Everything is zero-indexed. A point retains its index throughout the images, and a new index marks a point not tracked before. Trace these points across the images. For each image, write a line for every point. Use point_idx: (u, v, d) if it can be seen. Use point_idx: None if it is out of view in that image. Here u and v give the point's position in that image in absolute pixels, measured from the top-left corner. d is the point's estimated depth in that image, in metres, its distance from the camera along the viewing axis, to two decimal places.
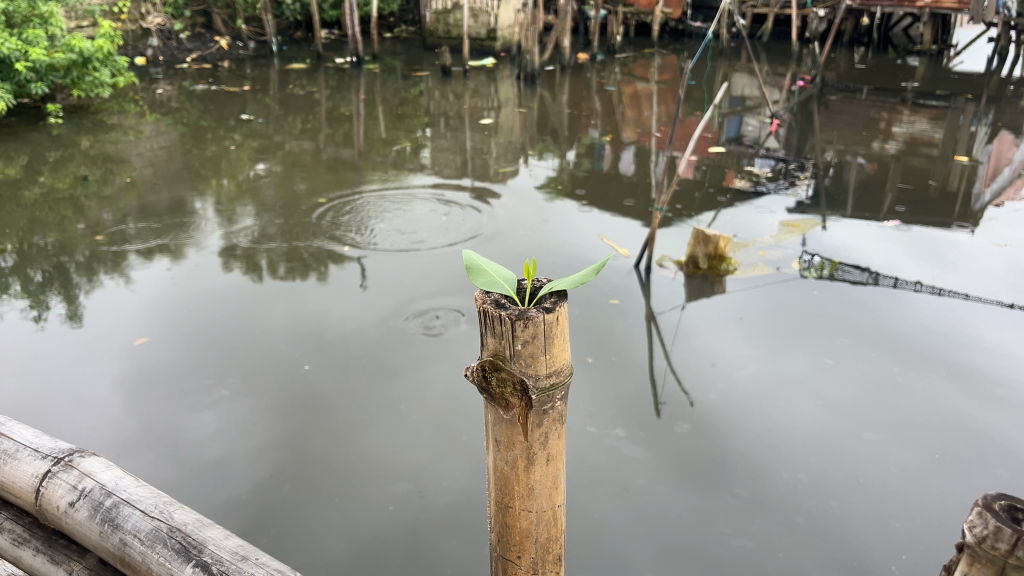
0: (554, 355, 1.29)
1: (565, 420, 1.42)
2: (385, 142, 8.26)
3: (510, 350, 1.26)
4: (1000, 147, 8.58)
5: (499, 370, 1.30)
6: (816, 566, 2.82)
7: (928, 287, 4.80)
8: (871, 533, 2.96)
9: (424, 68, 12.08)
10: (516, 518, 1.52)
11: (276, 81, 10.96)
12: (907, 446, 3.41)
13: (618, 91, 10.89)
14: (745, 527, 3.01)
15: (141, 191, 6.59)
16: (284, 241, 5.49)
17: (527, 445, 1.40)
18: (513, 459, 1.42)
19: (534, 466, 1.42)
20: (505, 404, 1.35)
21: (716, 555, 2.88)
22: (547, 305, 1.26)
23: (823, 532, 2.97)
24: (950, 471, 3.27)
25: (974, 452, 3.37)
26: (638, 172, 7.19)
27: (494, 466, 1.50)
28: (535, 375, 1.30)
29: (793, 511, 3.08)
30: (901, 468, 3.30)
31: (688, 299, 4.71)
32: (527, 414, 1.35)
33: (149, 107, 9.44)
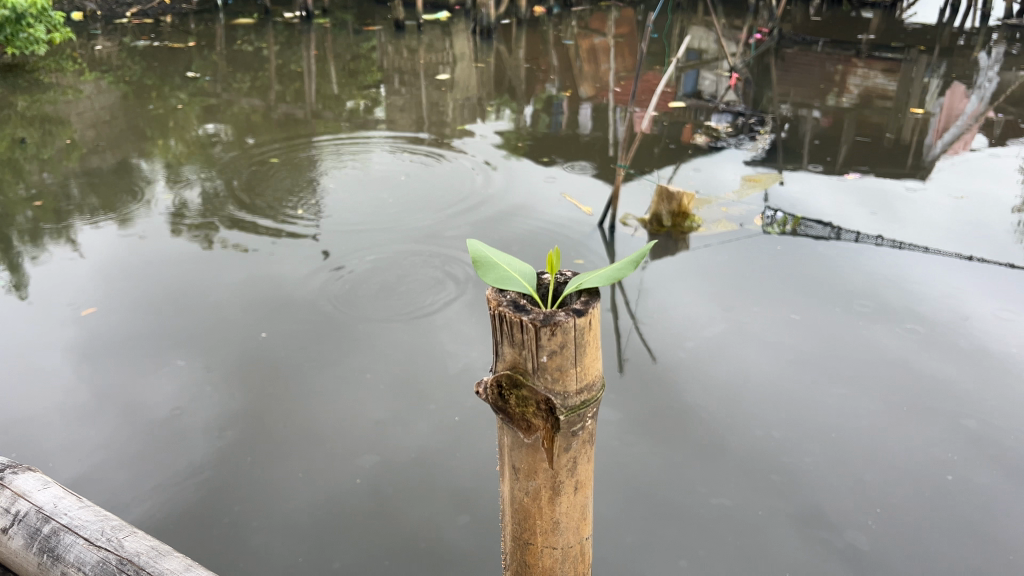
0: (585, 368, 1.08)
1: (595, 442, 1.21)
2: (337, 99, 7.94)
3: (533, 362, 1.06)
4: (952, 98, 8.55)
5: (521, 386, 1.10)
6: (795, 525, 2.73)
7: (888, 240, 4.62)
8: (848, 489, 2.87)
9: (376, 23, 11.67)
10: (538, 555, 1.32)
11: (222, 37, 10.48)
12: (878, 399, 3.29)
13: (575, 44, 10.63)
14: (722, 485, 2.90)
15: (83, 152, 6.24)
16: (237, 204, 5.22)
17: (552, 473, 1.19)
18: (536, 489, 1.21)
19: (560, 497, 1.23)
20: (526, 426, 1.14)
21: (692, 517, 2.77)
22: (578, 306, 1.05)
23: (801, 489, 2.87)
24: (922, 421, 3.17)
25: (943, 401, 3.27)
26: (597, 128, 7.00)
27: (511, 498, 1.29)
28: (563, 392, 1.09)
29: (768, 468, 2.97)
30: (873, 420, 3.18)
31: (652, 256, 4.54)
32: (553, 437, 1.14)
33: (89, 65, 8.97)
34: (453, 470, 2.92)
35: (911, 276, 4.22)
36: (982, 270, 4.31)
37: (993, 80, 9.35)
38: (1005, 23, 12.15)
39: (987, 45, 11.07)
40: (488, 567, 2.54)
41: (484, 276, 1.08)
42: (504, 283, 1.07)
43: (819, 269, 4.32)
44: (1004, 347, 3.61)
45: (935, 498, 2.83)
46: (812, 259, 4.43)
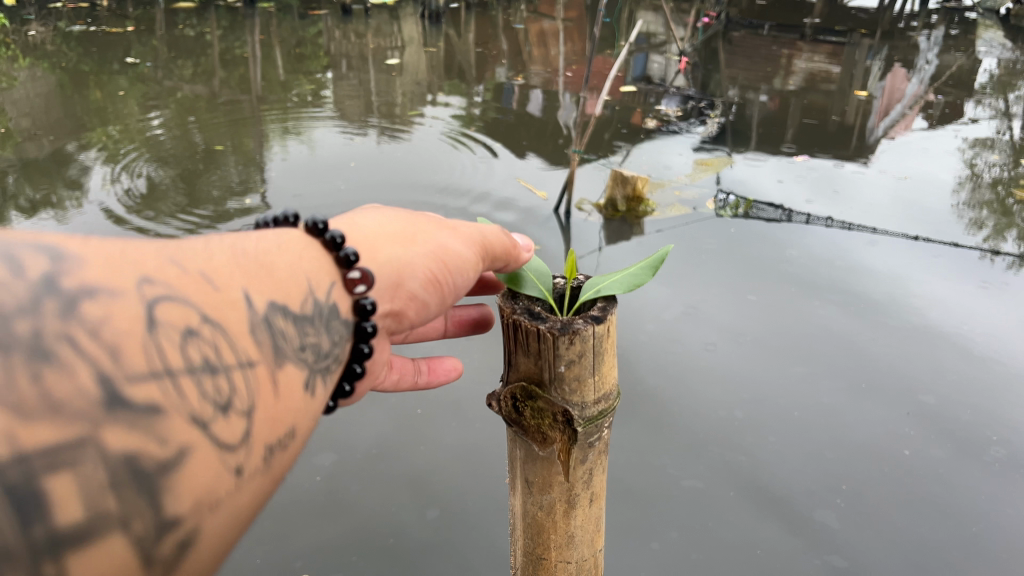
0: (599, 379, 1.31)
1: (606, 457, 1.42)
2: (283, 84, 7.77)
3: (552, 373, 1.28)
4: (894, 81, 8.69)
5: (539, 399, 1.32)
6: (764, 507, 2.74)
7: (838, 222, 4.64)
8: (815, 469, 2.89)
9: (321, 7, 11.43)
10: (552, 568, 1.51)
11: (162, 21, 10.17)
12: (836, 378, 3.32)
13: (524, 29, 10.55)
14: (691, 467, 2.90)
15: (18, 141, 6.01)
16: (182, 194, 5.08)
17: (567, 486, 1.40)
18: (552, 501, 1.41)
19: (576, 509, 1.43)
20: (543, 438, 1.35)
21: (660, 499, 2.78)
22: (596, 315, 1.28)
23: (767, 471, 2.88)
24: (880, 398, 3.21)
25: (900, 379, 3.31)
26: (548, 112, 6.96)
27: (523, 513, 1.50)
28: (581, 402, 1.31)
29: (734, 450, 2.98)
30: (832, 399, 3.21)
31: (608, 240, 4.52)
32: (569, 449, 1.35)
33: (21, 51, 8.64)
34: (416, 462, 2.88)
35: (860, 259, 4.25)
36: (927, 251, 4.38)
37: (932, 63, 9.53)
38: (943, 8, 12.42)
39: (927, 28, 11.29)
40: (460, 561, 2.52)
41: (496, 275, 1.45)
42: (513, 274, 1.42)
43: (771, 251, 4.34)
44: (954, 325, 3.68)
45: (896, 475, 2.87)
46: (764, 241, 4.45)
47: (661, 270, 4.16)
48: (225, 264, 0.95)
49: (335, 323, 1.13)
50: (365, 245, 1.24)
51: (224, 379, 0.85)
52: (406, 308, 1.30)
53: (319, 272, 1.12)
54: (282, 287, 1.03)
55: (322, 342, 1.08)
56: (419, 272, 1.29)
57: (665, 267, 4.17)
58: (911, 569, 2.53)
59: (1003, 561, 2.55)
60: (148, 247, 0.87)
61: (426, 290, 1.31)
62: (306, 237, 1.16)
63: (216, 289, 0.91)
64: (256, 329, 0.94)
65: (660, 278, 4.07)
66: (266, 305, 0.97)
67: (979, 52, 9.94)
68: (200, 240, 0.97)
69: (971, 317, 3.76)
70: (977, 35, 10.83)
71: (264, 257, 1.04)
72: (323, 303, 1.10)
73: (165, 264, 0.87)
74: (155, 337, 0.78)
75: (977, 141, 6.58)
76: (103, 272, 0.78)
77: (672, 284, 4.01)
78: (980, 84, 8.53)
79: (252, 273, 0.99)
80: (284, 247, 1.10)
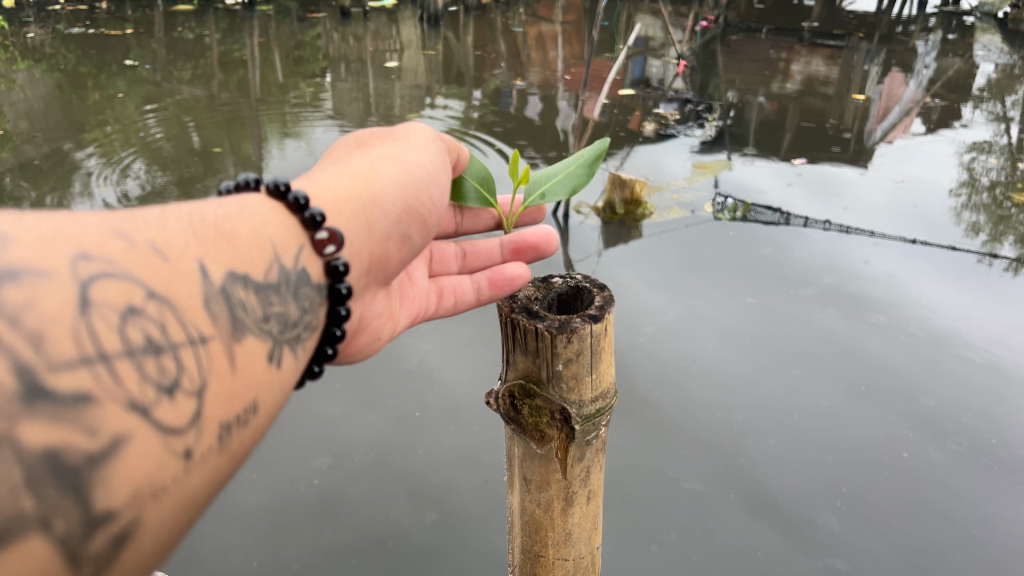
0: (597, 377, 1.32)
1: (602, 455, 1.45)
2: (282, 87, 7.78)
3: (550, 371, 1.30)
4: (892, 85, 8.72)
5: (537, 398, 1.34)
6: (764, 510, 2.75)
7: (836, 225, 4.65)
8: (815, 472, 2.89)
9: (320, 10, 11.44)
10: (550, 564, 1.56)
11: (161, 24, 10.17)
12: (834, 381, 3.33)
13: (523, 32, 10.57)
14: (691, 469, 2.91)
15: (16, 143, 6.01)
16: (180, 196, 5.09)
17: (565, 484, 1.43)
18: (551, 499, 1.45)
19: (573, 506, 1.47)
20: (541, 436, 1.38)
21: (660, 501, 2.78)
22: (593, 314, 1.29)
23: (767, 473, 2.89)
24: (879, 400, 3.22)
25: (899, 382, 3.32)
26: (547, 115, 6.97)
27: (522, 511, 1.54)
28: (578, 401, 1.33)
29: (734, 452, 2.98)
30: (831, 401, 3.22)
31: (606, 242, 4.52)
32: (567, 447, 1.38)
33: (20, 53, 8.63)
34: (415, 465, 2.88)
35: (857, 262, 4.26)
36: (924, 254, 4.39)
37: (930, 67, 9.56)
38: (941, 12, 12.45)
39: (924, 32, 11.32)
40: (460, 564, 2.54)
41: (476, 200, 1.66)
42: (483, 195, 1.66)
43: (769, 254, 4.35)
44: (952, 329, 3.70)
45: (893, 477, 2.88)
46: (762, 243, 4.46)
47: (658, 273, 4.16)
48: (179, 236, 0.94)
49: (304, 290, 1.13)
50: (333, 203, 1.28)
51: (172, 357, 0.82)
52: (387, 250, 1.39)
53: (283, 240, 1.12)
54: (241, 256, 1.02)
55: (290, 312, 1.08)
56: (387, 216, 1.36)
57: (663, 271, 4.18)
58: (910, 570, 2.54)
59: (1002, 564, 2.56)
60: (92, 221, 0.86)
61: (399, 228, 1.39)
62: (269, 201, 1.16)
63: (168, 263, 0.89)
64: (211, 302, 0.93)
65: (659, 281, 4.08)
66: (224, 276, 0.96)
67: (977, 56, 9.97)
68: (151, 212, 0.96)
69: (969, 321, 3.78)
70: (975, 39, 10.86)
71: (222, 226, 1.04)
72: (289, 272, 1.11)
73: (110, 238, 0.85)
74: (87, 319, 0.75)
75: (974, 145, 6.60)
76: (38, 254, 0.76)
77: (670, 288, 4.01)
78: (976, 88, 8.56)
79: (208, 244, 0.98)
80: (247, 214, 1.10)
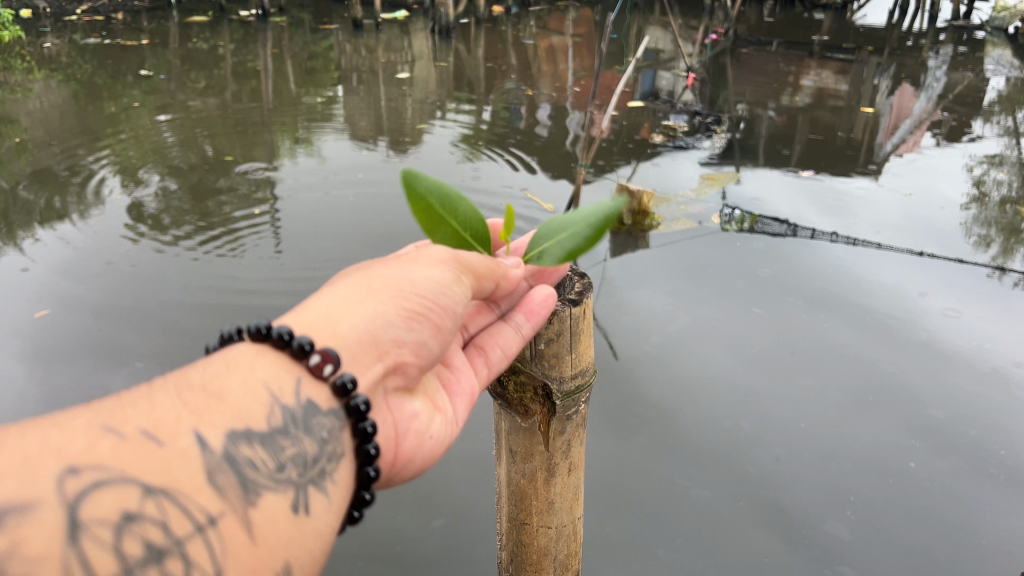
0: (577, 355, 1.49)
1: (582, 429, 1.60)
2: (295, 97, 7.89)
3: (534, 350, 1.46)
4: (902, 99, 8.75)
5: (522, 374, 1.51)
6: (772, 518, 2.73)
7: (843, 237, 4.68)
8: (823, 479, 2.88)
9: (333, 22, 11.56)
10: (534, 535, 1.68)
11: (176, 34, 10.31)
12: (843, 390, 3.32)
13: (534, 44, 10.66)
14: (699, 476, 2.90)
15: (33, 151, 6.13)
16: (192, 205, 5.18)
17: (547, 455, 1.57)
18: (534, 470, 1.58)
19: (555, 477, 1.60)
20: (526, 411, 1.53)
21: (664, 506, 2.78)
22: (573, 300, 1.46)
23: (775, 481, 2.88)
24: (888, 410, 3.21)
25: (908, 392, 3.31)
26: (556, 127, 7.05)
27: (509, 482, 1.66)
28: (559, 377, 1.49)
29: (742, 459, 2.97)
30: (839, 409, 3.21)
31: (613, 253, 4.58)
32: (549, 420, 1.53)
33: (38, 63, 8.79)
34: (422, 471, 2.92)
35: (864, 273, 4.26)
36: (931, 267, 4.40)
37: (941, 81, 9.58)
38: (951, 26, 12.47)
39: (935, 46, 11.34)
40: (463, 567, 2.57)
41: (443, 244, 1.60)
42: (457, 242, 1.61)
43: (774, 264, 4.36)
44: (961, 341, 3.69)
45: (897, 484, 2.86)
46: (767, 253, 4.48)
47: (662, 281, 4.20)
48: (167, 410, 0.97)
49: (317, 421, 1.11)
50: (320, 324, 1.17)
51: (176, 557, 0.84)
52: (402, 358, 1.25)
53: (279, 378, 1.10)
54: (238, 409, 1.03)
55: (307, 448, 1.08)
56: (394, 318, 1.23)
57: (667, 280, 4.22)
58: None
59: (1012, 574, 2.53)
60: (77, 424, 0.89)
61: (412, 329, 1.26)
62: (256, 344, 1.13)
63: (161, 446, 0.92)
64: (215, 475, 0.95)
65: (664, 291, 4.10)
66: (223, 442, 0.98)
67: (987, 71, 9.98)
68: (137, 394, 0.98)
69: (976, 332, 3.78)
70: (986, 53, 10.87)
71: (213, 385, 1.04)
72: (294, 409, 1.09)
73: (98, 438, 0.89)
74: (81, 548, 0.78)
75: (984, 159, 6.63)
76: (26, 483, 0.81)
77: (676, 297, 4.03)
78: (987, 103, 8.57)
79: (199, 409, 0.99)
80: (235, 363, 1.09)
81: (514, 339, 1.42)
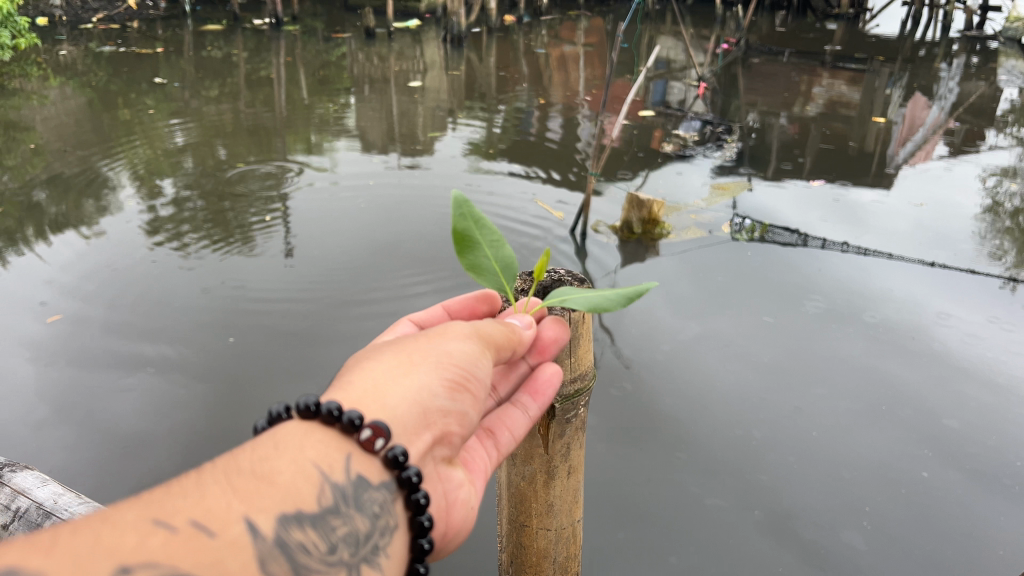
0: (578, 358, 1.47)
1: (582, 431, 1.59)
2: (307, 105, 7.97)
3: None
4: (914, 109, 8.73)
5: None
6: (787, 527, 2.71)
7: (854, 247, 4.66)
8: (839, 489, 2.86)
9: (345, 30, 11.66)
10: (533, 536, 1.68)
11: (190, 42, 10.43)
12: (856, 400, 3.30)
13: (545, 53, 10.71)
14: (714, 485, 2.89)
15: (49, 157, 6.21)
16: (205, 211, 5.23)
17: (546, 457, 1.56)
18: (534, 472, 1.58)
19: (554, 480, 1.60)
20: None
21: (677, 516, 2.76)
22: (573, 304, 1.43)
23: (790, 491, 2.86)
24: (902, 421, 3.19)
25: (922, 403, 3.29)
26: (567, 135, 7.06)
27: (508, 484, 1.65)
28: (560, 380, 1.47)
29: (755, 469, 2.95)
30: (851, 419, 3.19)
31: (624, 262, 4.57)
32: (550, 424, 1.51)
33: (54, 70, 8.91)
34: None
35: (874, 283, 4.25)
36: (943, 278, 4.38)
37: (954, 91, 9.55)
38: (964, 36, 12.42)
39: (947, 56, 11.31)
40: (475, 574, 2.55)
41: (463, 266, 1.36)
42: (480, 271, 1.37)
43: (783, 273, 4.36)
44: (975, 352, 3.67)
45: (910, 494, 2.84)
46: (776, 263, 4.48)
47: (671, 291, 4.20)
48: (218, 497, 0.76)
49: (369, 495, 0.90)
50: (366, 396, 0.97)
51: None
52: (449, 427, 1.06)
53: (329, 452, 0.89)
54: (290, 488, 0.82)
55: (358, 526, 0.88)
56: (439, 389, 1.04)
57: (675, 289, 4.21)
58: None
59: None
60: (117, 523, 0.69)
61: (456, 399, 1.07)
62: (304, 422, 0.90)
63: (213, 537, 0.72)
64: (271, 568, 0.75)
65: (673, 300, 4.10)
66: (277, 525, 0.78)
67: (1000, 81, 9.94)
68: (176, 479, 0.77)
69: (990, 343, 3.75)
70: (999, 63, 10.83)
71: (261, 464, 0.82)
72: (345, 485, 0.88)
73: (145, 537, 0.69)
74: None
75: (997, 170, 6.59)
76: None
77: (686, 307, 4.02)
78: (1000, 113, 8.54)
79: (250, 493, 0.78)
80: (282, 442, 0.87)
81: (522, 422, 1.29)
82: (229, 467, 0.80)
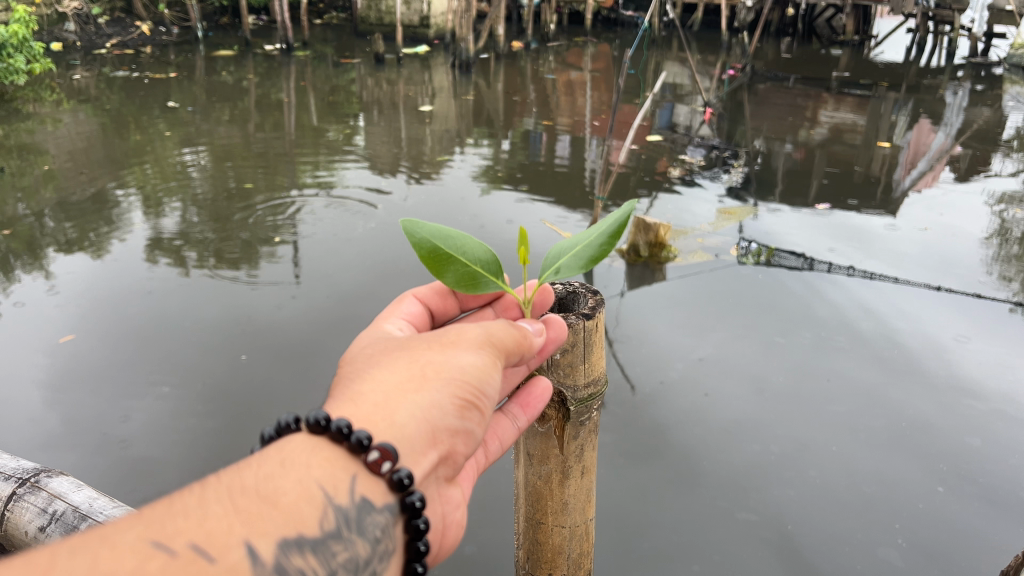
0: (591, 364, 1.51)
1: (594, 433, 1.64)
2: (317, 130, 8.07)
3: (550, 360, 1.48)
4: (920, 134, 8.82)
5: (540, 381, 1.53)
6: (812, 542, 2.75)
7: (861, 271, 4.71)
8: (862, 504, 2.90)
9: (355, 55, 11.81)
10: (549, 536, 1.74)
11: (202, 68, 10.58)
12: (873, 418, 3.35)
13: (553, 79, 10.85)
14: (739, 499, 2.94)
15: (62, 181, 6.30)
16: (214, 235, 5.30)
17: (562, 458, 1.62)
18: (549, 471, 1.63)
19: (569, 479, 1.65)
20: (543, 417, 1.57)
21: (704, 531, 2.81)
22: (587, 311, 1.45)
23: (814, 505, 2.90)
24: (918, 437, 3.24)
25: (939, 423, 3.33)
26: (573, 159, 7.15)
27: (525, 483, 1.71)
28: (573, 385, 1.52)
29: (777, 485, 3.00)
30: (869, 436, 3.24)
31: (633, 283, 4.63)
32: (563, 425, 1.57)
33: (67, 95, 9.06)
34: None
35: (882, 307, 4.29)
36: (951, 301, 4.42)
37: (960, 116, 9.62)
38: (970, 62, 12.48)
39: (954, 82, 11.39)
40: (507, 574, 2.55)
41: (456, 287, 1.28)
42: (476, 283, 1.30)
43: (790, 297, 4.40)
44: (987, 373, 3.72)
45: (929, 507, 2.88)
46: (782, 286, 4.52)
47: (676, 313, 4.26)
48: (220, 519, 0.77)
49: (371, 519, 0.91)
50: (376, 411, 0.96)
51: None
52: (455, 447, 1.06)
53: (335, 474, 0.89)
54: (293, 515, 0.83)
55: (358, 551, 0.89)
56: (448, 407, 1.04)
57: (682, 312, 4.26)
58: None
59: None
60: (118, 545, 0.71)
61: (464, 418, 1.07)
62: (312, 438, 0.91)
63: (213, 563, 0.73)
64: None
65: (680, 322, 4.16)
66: (275, 550, 0.79)
67: (1007, 107, 9.99)
68: (178, 498, 0.79)
69: (1000, 364, 3.80)
70: (1005, 89, 10.91)
71: (266, 484, 0.83)
72: (348, 509, 0.89)
73: (147, 560, 0.71)
74: None
75: (1003, 195, 6.64)
76: None
77: (695, 330, 4.07)
78: (1006, 138, 8.60)
79: (252, 515, 0.79)
80: (289, 459, 0.88)
81: (511, 432, 1.34)
82: (229, 486, 0.81)
